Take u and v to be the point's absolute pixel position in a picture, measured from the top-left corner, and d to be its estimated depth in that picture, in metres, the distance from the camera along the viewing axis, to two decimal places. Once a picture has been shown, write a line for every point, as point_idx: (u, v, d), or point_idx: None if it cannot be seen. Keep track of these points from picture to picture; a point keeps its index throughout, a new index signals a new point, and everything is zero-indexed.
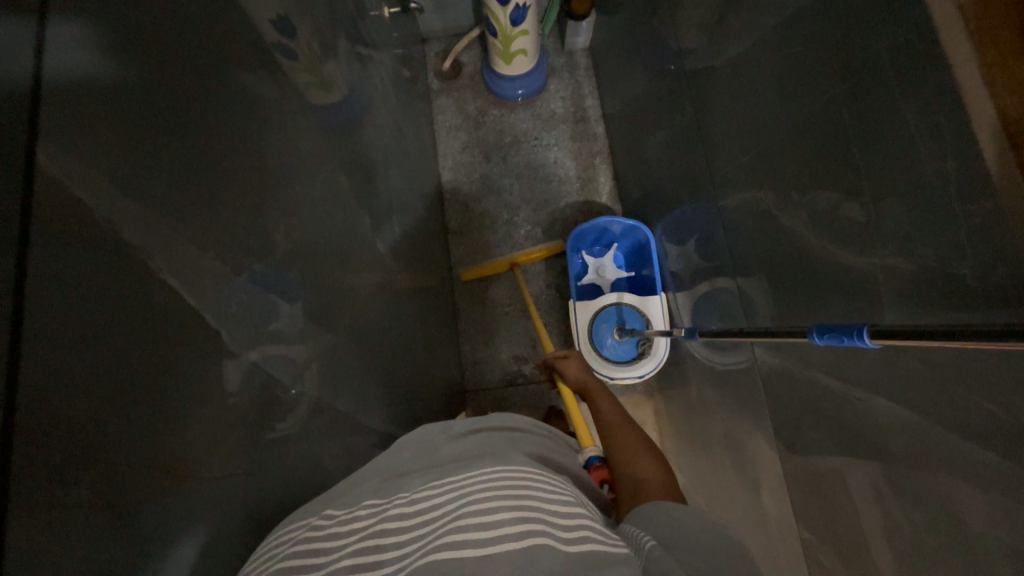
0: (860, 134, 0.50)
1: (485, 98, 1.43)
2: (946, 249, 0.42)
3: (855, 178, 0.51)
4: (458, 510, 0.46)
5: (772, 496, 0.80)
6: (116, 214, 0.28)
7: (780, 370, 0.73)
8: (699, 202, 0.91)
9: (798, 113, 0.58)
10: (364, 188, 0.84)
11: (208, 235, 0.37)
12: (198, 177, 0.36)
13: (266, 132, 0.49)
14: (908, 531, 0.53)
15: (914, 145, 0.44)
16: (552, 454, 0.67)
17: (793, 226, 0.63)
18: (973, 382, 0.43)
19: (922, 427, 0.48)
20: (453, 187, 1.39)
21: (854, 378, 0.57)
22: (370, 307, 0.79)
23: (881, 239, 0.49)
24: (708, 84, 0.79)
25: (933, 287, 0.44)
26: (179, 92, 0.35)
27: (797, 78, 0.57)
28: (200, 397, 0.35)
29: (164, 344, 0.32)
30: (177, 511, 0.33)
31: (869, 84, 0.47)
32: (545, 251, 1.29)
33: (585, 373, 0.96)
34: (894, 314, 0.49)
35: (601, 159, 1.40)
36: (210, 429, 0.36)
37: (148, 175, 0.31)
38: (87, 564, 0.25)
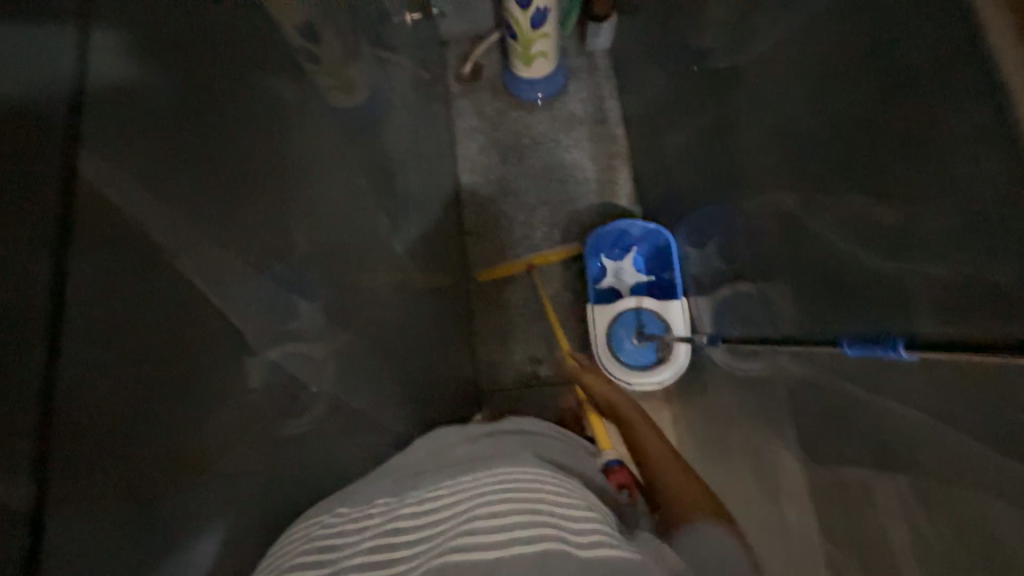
0: (892, 135, 0.48)
1: (504, 100, 1.43)
2: (984, 256, 0.40)
3: (887, 181, 0.49)
4: (468, 510, 0.46)
5: (794, 508, 0.77)
6: (138, 218, 0.29)
7: (803, 378, 0.71)
8: (720, 205, 0.89)
9: (824, 113, 0.56)
10: (382, 189, 0.85)
11: (231, 237, 0.38)
12: (221, 181, 0.37)
13: (289, 135, 0.50)
14: (938, 550, 0.50)
15: (952, 147, 0.42)
16: (564, 457, 0.66)
17: (819, 230, 0.61)
18: (1009, 396, 0.40)
19: (953, 442, 0.46)
20: (471, 188, 1.40)
21: (884, 388, 0.55)
22: (387, 307, 0.80)
23: (915, 245, 0.47)
24: (730, 84, 0.77)
25: (971, 295, 0.42)
26: (203, 99, 0.36)
27: (825, 78, 0.55)
28: (221, 397, 0.36)
29: (186, 344, 0.32)
30: (198, 508, 0.33)
31: (902, 83, 0.46)
32: (563, 254, 1.30)
33: (617, 394, 1.02)
34: (929, 323, 0.47)
35: (619, 161, 1.38)
36: (230, 426, 0.37)
37: (170, 181, 0.32)
38: (107, 562, 0.26)
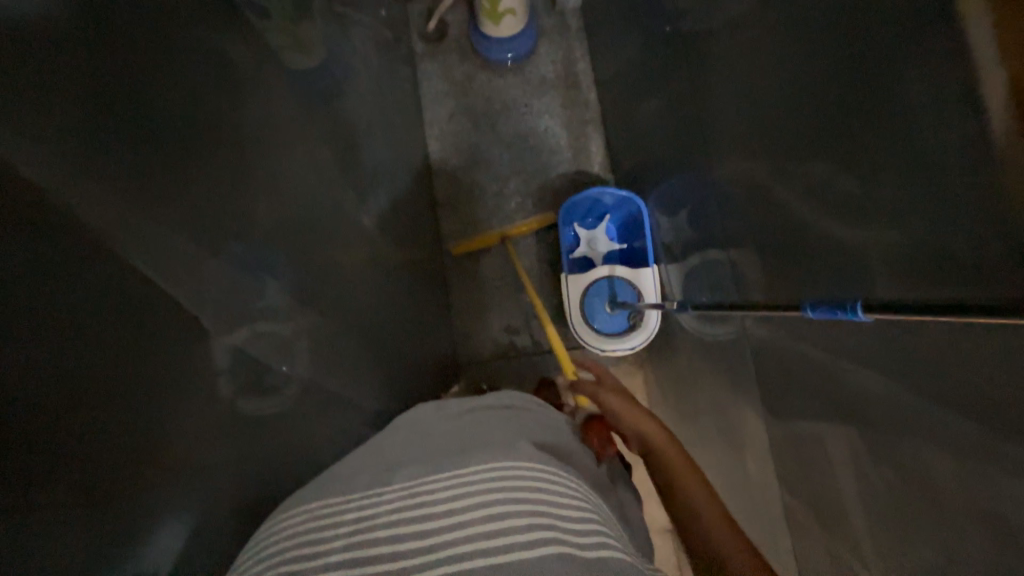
0: (860, 102, 0.48)
1: (473, 62, 1.37)
2: (940, 221, 0.42)
3: (851, 148, 0.50)
4: (467, 509, 0.46)
5: (756, 461, 0.83)
6: (66, 217, 0.33)
7: (769, 341, 0.74)
8: (692, 173, 0.89)
9: (795, 80, 0.56)
10: (345, 159, 0.81)
11: (152, 228, 0.39)
12: (141, 176, 0.39)
13: (212, 106, 0.48)
14: (886, 494, 0.55)
15: (913, 114, 0.43)
16: (556, 439, 0.66)
17: (787, 197, 0.62)
18: (958, 354, 0.43)
19: (902, 397, 0.50)
20: (441, 157, 1.35)
21: (842, 349, 0.58)
22: (357, 284, 0.78)
23: (874, 211, 0.48)
24: (704, 48, 0.76)
25: (926, 260, 0.44)
26: (122, 99, 0.38)
27: (797, 43, 0.55)
28: (162, 381, 0.38)
29: (123, 332, 0.36)
30: (125, 488, 0.35)
31: (870, 50, 0.46)
32: (536, 223, 1.28)
33: (632, 409, 0.83)
34: (886, 287, 0.49)
35: (593, 128, 1.36)
36: (172, 409, 0.39)
37: (91, 182, 0.35)
38: (51, 515, 0.31)
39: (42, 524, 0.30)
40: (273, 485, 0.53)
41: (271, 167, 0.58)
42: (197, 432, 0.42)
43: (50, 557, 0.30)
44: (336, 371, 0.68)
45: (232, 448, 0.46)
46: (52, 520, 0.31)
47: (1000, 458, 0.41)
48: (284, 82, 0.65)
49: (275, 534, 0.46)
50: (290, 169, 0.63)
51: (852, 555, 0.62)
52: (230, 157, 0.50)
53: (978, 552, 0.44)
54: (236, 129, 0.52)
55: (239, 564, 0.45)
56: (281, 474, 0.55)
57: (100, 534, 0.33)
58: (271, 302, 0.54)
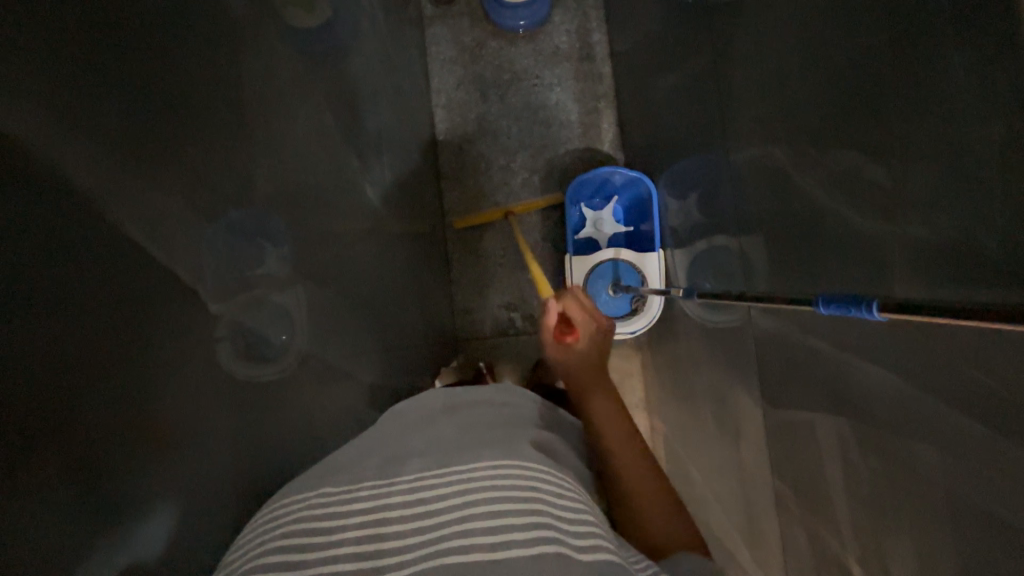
0: (898, 90, 0.46)
1: (484, 28, 1.31)
2: (972, 221, 0.41)
3: (882, 137, 0.48)
4: (466, 506, 0.46)
5: (749, 449, 0.85)
6: (49, 182, 0.31)
7: (773, 332, 0.74)
8: (706, 155, 0.87)
9: (828, 62, 0.54)
10: (348, 125, 0.78)
11: (146, 200, 0.38)
12: (132, 144, 0.37)
13: (209, 66, 0.46)
14: (884, 488, 0.56)
15: (958, 105, 0.41)
16: (556, 440, 0.66)
17: (807, 186, 0.60)
18: (976, 356, 0.43)
19: (909, 394, 0.50)
20: (447, 127, 1.31)
21: (849, 343, 0.58)
22: (358, 256, 0.77)
23: (903, 206, 0.47)
24: (731, 22, 0.72)
25: (951, 260, 0.43)
26: (112, 61, 0.36)
27: (833, 23, 0.52)
28: (157, 358, 0.38)
29: (114, 307, 0.35)
30: (121, 454, 0.35)
31: (919, 33, 0.44)
32: (540, 203, 1.27)
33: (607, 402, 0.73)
34: (903, 284, 0.48)
35: (605, 103, 1.31)
36: (167, 386, 0.39)
37: (77, 148, 0.33)
38: (39, 492, 0.30)
39: (30, 502, 0.29)
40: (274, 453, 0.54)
41: (272, 132, 0.56)
42: (196, 402, 0.41)
43: (37, 534, 0.30)
44: (336, 342, 0.68)
45: (234, 416, 0.46)
46: (38, 498, 0.30)
47: (1007, 459, 0.42)
48: (286, 40, 0.62)
49: (272, 517, 0.47)
50: (291, 133, 0.60)
51: (842, 540, 0.64)
52: (231, 119, 0.48)
53: (978, 547, 0.45)
54: (237, 92, 0.50)
55: (237, 546, 0.45)
56: (280, 442, 0.55)
57: (91, 511, 0.33)
58: (271, 272, 0.54)
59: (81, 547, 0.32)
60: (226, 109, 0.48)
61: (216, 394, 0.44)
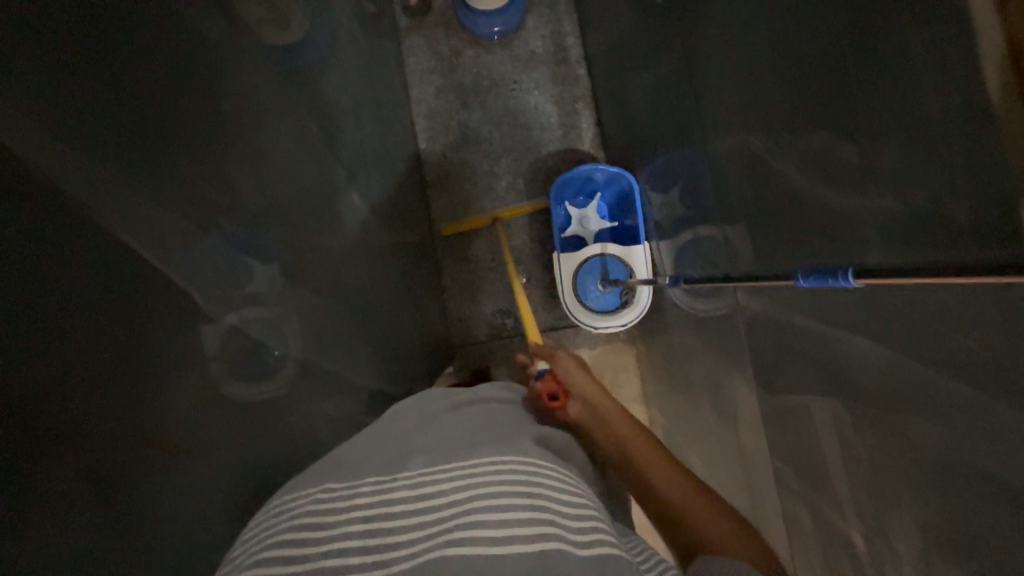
0: (861, 70, 0.48)
1: (460, 37, 1.33)
2: (938, 189, 0.43)
3: (851, 117, 0.50)
4: (473, 500, 0.47)
5: (748, 433, 0.85)
6: (30, 202, 0.31)
7: (762, 314, 0.75)
8: (685, 148, 0.89)
9: (797, 49, 0.56)
10: (329, 137, 0.78)
11: (128, 216, 0.37)
12: (111, 161, 0.37)
13: (187, 83, 0.46)
14: (879, 456, 0.58)
15: (918, 81, 0.43)
16: (557, 434, 0.66)
17: (784, 169, 0.62)
18: (956, 319, 0.45)
19: (898, 363, 0.52)
20: (429, 136, 1.32)
21: (836, 319, 0.59)
22: (348, 266, 0.77)
23: (875, 180, 0.49)
24: (699, 18, 0.74)
25: (924, 228, 0.45)
26: (85, 78, 0.35)
27: (797, 13, 0.54)
28: (148, 374, 0.37)
29: (102, 324, 0.34)
30: (124, 457, 0.34)
31: (877, 17, 0.46)
32: (526, 207, 1.29)
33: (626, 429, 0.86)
34: (881, 256, 0.50)
35: (583, 104, 1.33)
36: (159, 401, 0.38)
37: (57, 167, 0.33)
38: (38, 521, 0.29)
39: (30, 530, 0.29)
40: (271, 466, 0.53)
41: (254, 147, 0.56)
42: (191, 418, 0.41)
43: (41, 562, 0.29)
44: (331, 354, 0.68)
45: (232, 432, 0.46)
46: (37, 526, 0.29)
47: (993, 419, 0.43)
48: (264, 56, 0.62)
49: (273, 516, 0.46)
50: (274, 147, 0.61)
51: (843, 514, 0.66)
52: (210, 134, 0.48)
53: (975, 507, 0.47)
54: (215, 110, 0.50)
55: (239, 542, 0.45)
56: (280, 456, 0.55)
57: (93, 535, 0.32)
58: (263, 286, 0.54)
59: (88, 572, 0.32)
60: (207, 126, 0.48)
61: (212, 410, 0.44)
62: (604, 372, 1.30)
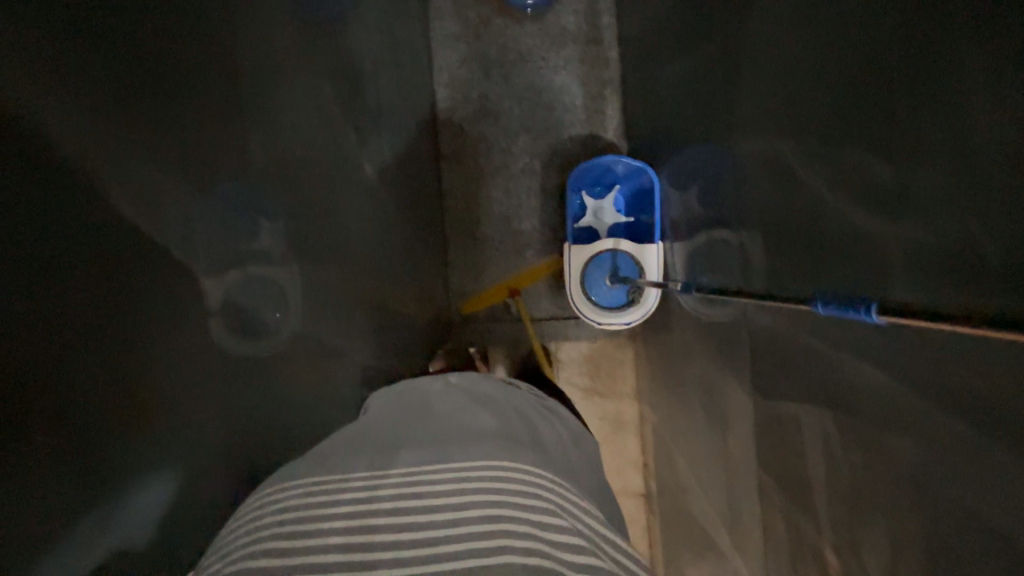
0: (911, 92, 0.47)
1: (490, 4, 1.27)
2: (972, 225, 0.42)
3: (897, 136, 0.48)
4: (458, 504, 0.47)
5: (737, 442, 0.85)
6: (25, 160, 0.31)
7: (767, 328, 0.74)
8: (710, 147, 0.86)
9: (848, 54, 0.52)
10: (346, 100, 0.75)
11: (116, 163, 0.36)
12: (94, 104, 0.35)
13: (197, 28, 0.44)
14: (861, 479, 0.58)
15: (969, 112, 0.42)
16: (551, 436, 0.66)
17: (812, 183, 0.60)
18: (971, 360, 0.44)
19: (897, 396, 0.52)
20: (448, 106, 1.28)
21: (843, 343, 0.59)
22: (355, 236, 0.76)
23: (907, 207, 0.48)
24: (746, 10, 0.70)
25: (953, 264, 0.44)
26: (65, 11, 0.33)
27: (854, 18, 0.52)
28: (129, 325, 0.37)
29: (79, 271, 0.33)
30: (116, 422, 0.36)
31: (936, 38, 0.44)
32: (540, 268, 1.28)
33: None
34: (901, 288, 0.49)
35: (610, 89, 1.29)
36: (140, 353, 0.38)
37: (30, 104, 0.31)
38: (14, 470, 0.30)
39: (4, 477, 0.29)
40: (262, 429, 0.54)
41: (267, 105, 0.54)
42: (176, 371, 0.41)
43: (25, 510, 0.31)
44: (329, 321, 0.67)
45: (221, 391, 0.46)
46: (17, 479, 0.30)
47: (994, 459, 0.43)
48: (286, 7, 0.59)
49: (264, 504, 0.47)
50: (288, 107, 0.59)
51: (818, 528, 0.67)
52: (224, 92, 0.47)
53: (953, 543, 0.48)
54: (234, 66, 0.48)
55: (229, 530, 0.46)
56: (272, 419, 0.56)
57: (64, 478, 0.33)
58: (264, 247, 0.53)
59: (57, 512, 0.33)
60: (218, 78, 0.46)
61: (203, 367, 0.44)
62: (601, 364, 1.30)
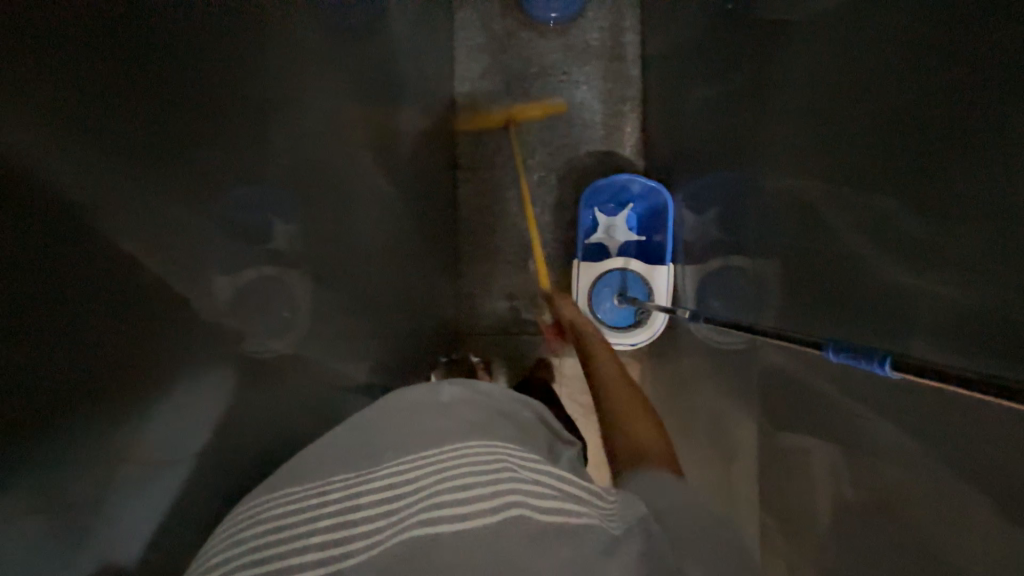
0: (952, 148, 0.45)
1: (516, 17, 1.27)
2: (1006, 293, 0.41)
3: (935, 191, 0.47)
4: (434, 484, 0.49)
5: (743, 472, 0.85)
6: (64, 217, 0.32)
7: (780, 366, 0.72)
8: (732, 174, 0.85)
9: (890, 98, 0.51)
10: (369, 113, 0.76)
11: (128, 165, 0.35)
12: (106, 104, 0.33)
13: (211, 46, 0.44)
14: (874, 535, 0.56)
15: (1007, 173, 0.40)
16: (523, 410, 0.67)
17: (838, 222, 0.59)
18: (987, 432, 0.42)
19: (920, 460, 0.49)
20: (468, 117, 1.29)
21: (861, 394, 0.57)
22: (369, 247, 0.76)
23: (939, 263, 0.46)
24: (777, 38, 0.69)
25: (979, 331, 0.43)
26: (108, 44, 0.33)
27: (896, 65, 0.51)
28: (132, 327, 0.36)
29: (85, 272, 0.33)
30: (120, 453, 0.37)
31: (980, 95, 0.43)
32: (543, 108, 1.24)
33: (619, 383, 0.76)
34: (928, 347, 0.48)
35: (631, 107, 1.28)
36: (144, 356, 0.37)
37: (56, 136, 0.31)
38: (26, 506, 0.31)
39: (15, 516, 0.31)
40: (258, 444, 0.54)
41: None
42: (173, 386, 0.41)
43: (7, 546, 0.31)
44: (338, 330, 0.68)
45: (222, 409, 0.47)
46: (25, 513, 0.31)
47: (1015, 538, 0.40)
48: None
49: (244, 520, 0.48)
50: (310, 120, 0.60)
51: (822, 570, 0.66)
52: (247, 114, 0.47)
53: None
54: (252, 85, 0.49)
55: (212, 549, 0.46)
56: (272, 433, 0.56)
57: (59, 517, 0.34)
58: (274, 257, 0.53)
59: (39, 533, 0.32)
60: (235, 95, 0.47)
61: (208, 377, 0.44)
62: None
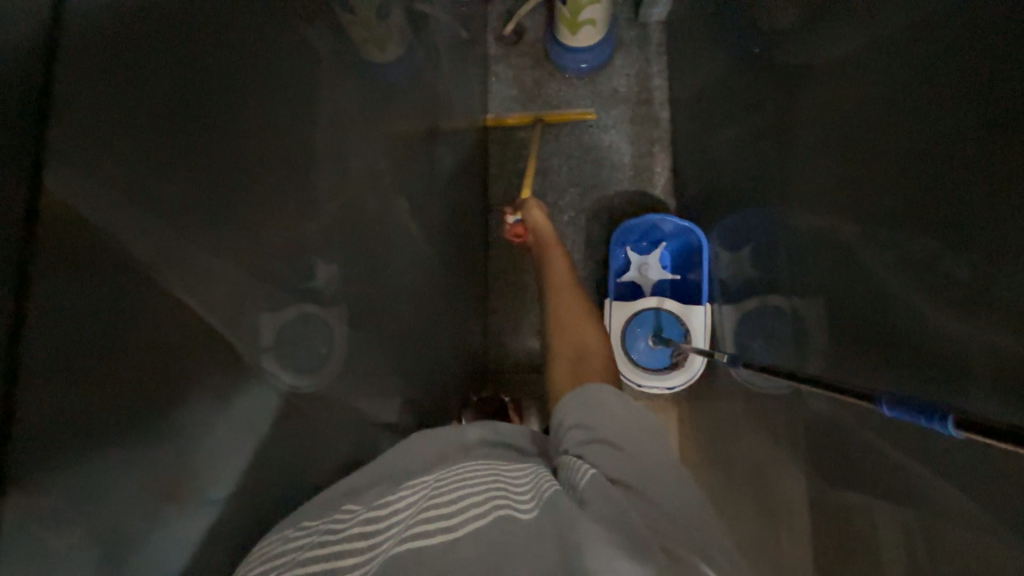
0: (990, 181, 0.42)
1: (546, 68, 1.35)
2: None
3: (975, 226, 0.43)
4: (429, 498, 0.51)
5: (796, 523, 0.81)
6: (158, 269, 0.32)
7: (827, 416, 0.67)
8: (764, 213, 0.84)
9: (918, 133, 0.49)
10: (409, 162, 0.82)
11: (178, 181, 0.31)
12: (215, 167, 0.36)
13: None
14: None
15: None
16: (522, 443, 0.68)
17: (878, 262, 0.56)
18: None
19: (987, 531, 0.43)
20: (500, 161, 1.34)
21: (916, 451, 0.51)
22: (403, 286, 0.80)
23: (989, 305, 0.42)
24: (803, 80, 0.70)
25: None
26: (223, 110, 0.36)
27: (920, 98, 0.49)
28: (184, 375, 0.33)
29: (93, 276, 0.25)
30: None
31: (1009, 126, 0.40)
32: (572, 115, 1.31)
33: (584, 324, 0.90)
34: (987, 400, 0.43)
35: (660, 148, 1.30)
36: (182, 403, 0.33)
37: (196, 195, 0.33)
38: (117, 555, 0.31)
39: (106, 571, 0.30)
40: None
41: (348, 161, 0.57)
42: None
43: None
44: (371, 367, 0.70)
45: None
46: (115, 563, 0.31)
47: None
48: (374, 79, 0.65)
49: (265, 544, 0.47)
50: None
51: None
52: None
53: None
54: None
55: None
56: None
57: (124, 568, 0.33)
58: None
59: None
60: None
61: None
62: None
